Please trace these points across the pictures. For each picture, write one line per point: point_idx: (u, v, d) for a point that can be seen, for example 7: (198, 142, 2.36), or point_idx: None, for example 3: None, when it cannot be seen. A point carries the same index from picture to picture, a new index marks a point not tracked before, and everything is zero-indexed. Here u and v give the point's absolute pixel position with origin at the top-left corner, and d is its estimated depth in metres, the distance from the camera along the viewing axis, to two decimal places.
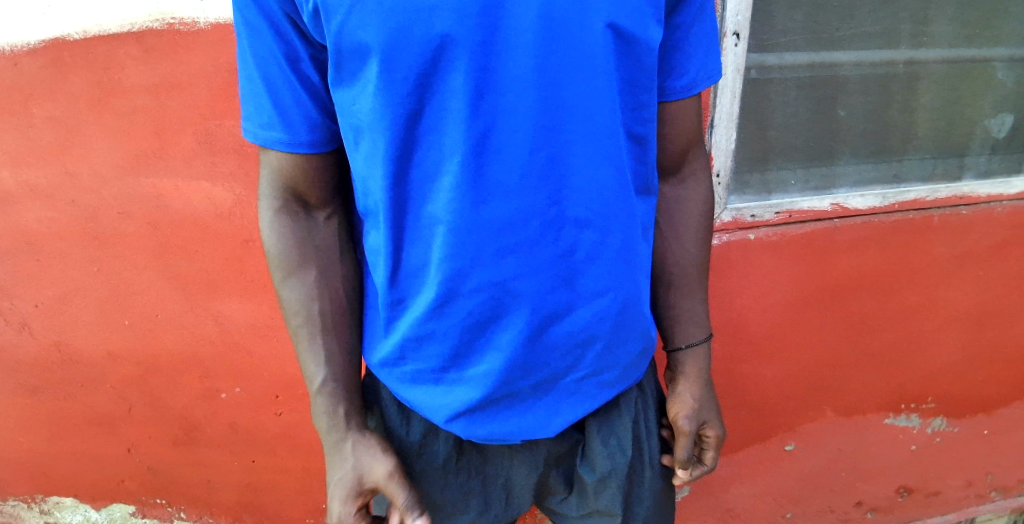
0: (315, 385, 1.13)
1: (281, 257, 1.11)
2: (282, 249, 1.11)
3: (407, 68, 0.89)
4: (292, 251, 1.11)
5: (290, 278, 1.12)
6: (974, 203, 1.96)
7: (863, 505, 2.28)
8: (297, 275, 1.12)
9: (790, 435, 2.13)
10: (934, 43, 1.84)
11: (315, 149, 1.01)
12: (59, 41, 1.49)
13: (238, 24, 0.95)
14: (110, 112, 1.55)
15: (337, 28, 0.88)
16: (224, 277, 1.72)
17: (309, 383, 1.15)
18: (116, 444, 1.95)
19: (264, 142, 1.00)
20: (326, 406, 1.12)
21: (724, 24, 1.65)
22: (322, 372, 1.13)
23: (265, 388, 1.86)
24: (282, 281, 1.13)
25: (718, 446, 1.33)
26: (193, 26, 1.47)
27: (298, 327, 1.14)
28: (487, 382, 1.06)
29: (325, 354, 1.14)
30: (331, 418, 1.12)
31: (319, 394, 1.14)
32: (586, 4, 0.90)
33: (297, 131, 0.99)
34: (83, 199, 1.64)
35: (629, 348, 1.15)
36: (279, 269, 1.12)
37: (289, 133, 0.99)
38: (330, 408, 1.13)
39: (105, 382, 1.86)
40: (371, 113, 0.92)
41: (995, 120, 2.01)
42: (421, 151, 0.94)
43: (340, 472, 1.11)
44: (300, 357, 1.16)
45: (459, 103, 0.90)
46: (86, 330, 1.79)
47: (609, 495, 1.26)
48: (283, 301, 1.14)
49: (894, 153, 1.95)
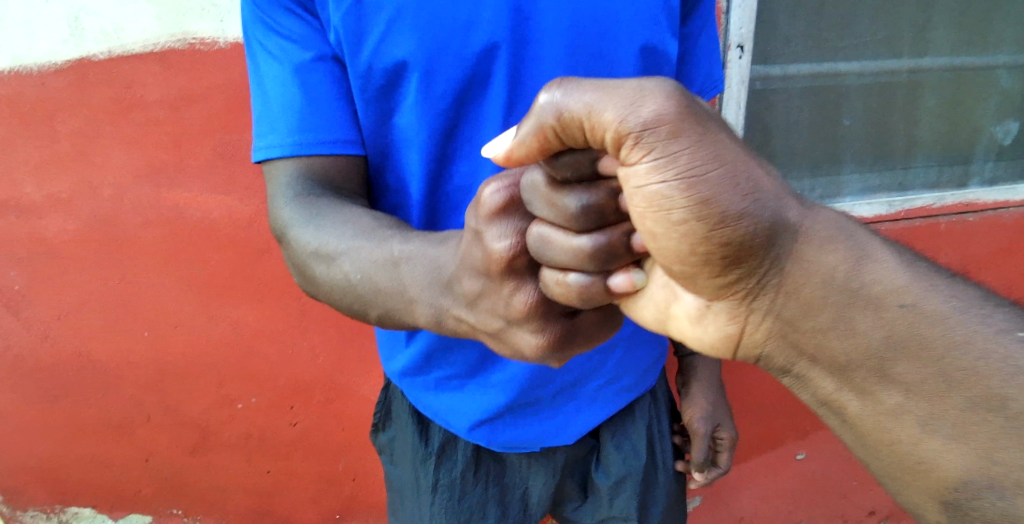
0: (394, 246, 0.89)
1: (309, 219, 0.96)
2: (307, 213, 0.97)
3: (445, 86, 1.03)
4: (318, 204, 0.98)
5: (326, 223, 0.95)
6: (980, 210, 1.96)
7: (876, 514, 2.29)
8: (331, 213, 0.96)
9: (800, 443, 2.13)
10: (936, 51, 1.87)
11: (335, 148, 1.02)
12: (83, 60, 1.53)
13: (272, 52, 1.03)
14: (132, 127, 1.59)
15: (372, 49, 1.00)
16: (239, 288, 1.75)
17: (387, 271, 0.88)
18: (133, 453, 1.97)
19: (283, 144, 1.01)
20: (413, 250, 0.87)
21: (729, 37, 1.67)
22: (390, 237, 0.91)
23: (279, 397, 1.89)
24: (318, 232, 0.94)
25: (732, 447, 1.38)
26: (213, 45, 1.52)
27: (353, 238, 0.92)
28: (511, 387, 1.09)
29: (392, 228, 0.93)
30: (426, 249, 0.86)
31: (399, 263, 0.88)
32: (611, 29, 1.07)
33: (323, 131, 1.01)
34: (103, 212, 1.68)
35: (645, 354, 1.20)
36: (308, 231, 0.95)
37: (323, 136, 1.01)
38: (420, 248, 0.87)
39: (124, 391, 1.89)
40: (409, 128, 1.05)
41: (1000, 127, 2.02)
42: (456, 162, 1.09)
43: (469, 249, 0.79)
44: (368, 273, 0.90)
45: (494, 117, 1.06)
46: (106, 339, 1.83)
47: (625, 499, 1.26)
48: (327, 244, 0.93)
49: (899, 160, 1.98)
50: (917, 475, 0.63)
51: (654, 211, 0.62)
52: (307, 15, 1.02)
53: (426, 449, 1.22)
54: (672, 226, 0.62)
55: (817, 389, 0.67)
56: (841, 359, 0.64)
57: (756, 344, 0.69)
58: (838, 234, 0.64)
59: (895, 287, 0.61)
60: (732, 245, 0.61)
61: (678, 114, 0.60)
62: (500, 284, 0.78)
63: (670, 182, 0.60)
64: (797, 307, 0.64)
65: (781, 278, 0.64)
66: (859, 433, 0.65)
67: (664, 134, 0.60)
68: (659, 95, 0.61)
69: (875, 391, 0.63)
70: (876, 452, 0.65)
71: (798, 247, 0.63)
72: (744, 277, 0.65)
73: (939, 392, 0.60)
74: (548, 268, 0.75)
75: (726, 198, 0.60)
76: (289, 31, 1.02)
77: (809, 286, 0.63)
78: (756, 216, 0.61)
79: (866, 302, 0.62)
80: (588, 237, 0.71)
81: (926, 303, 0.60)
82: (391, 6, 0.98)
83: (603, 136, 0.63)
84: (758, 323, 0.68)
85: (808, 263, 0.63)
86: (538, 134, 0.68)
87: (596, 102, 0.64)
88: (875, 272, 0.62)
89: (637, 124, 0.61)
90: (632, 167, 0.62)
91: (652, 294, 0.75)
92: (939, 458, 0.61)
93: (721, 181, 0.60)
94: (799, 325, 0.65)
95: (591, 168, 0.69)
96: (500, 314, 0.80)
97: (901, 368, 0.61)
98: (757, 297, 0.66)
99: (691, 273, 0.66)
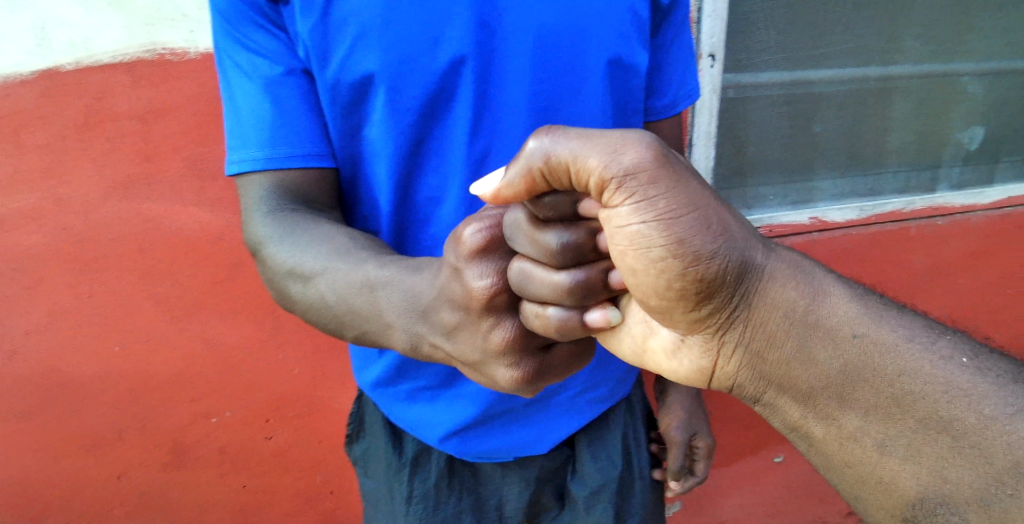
0: (372, 273, 0.89)
1: (285, 238, 0.95)
2: (282, 231, 0.96)
3: (412, 100, 1.03)
4: (295, 220, 0.97)
5: (303, 242, 0.94)
6: (949, 213, 2.02)
7: (853, 515, 2.33)
8: (307, 231, 0.95)
9: (778, 448, 2.15)
10: (904, 60, 1.91)
11: (307, 161, 1.02)
12: (50, 72, 1.51)
13: (241, 65, 1.02)
14: (102, 139, 1.56)
15: (339, 63, 1.00)
16: (214, 300, 1.75)
17: (366, 298, 0.89)
18: (105, 472, 1.93)
19: (255, 156, 1.01)
20: (391, 278, 0.87)
21: (700, 46, 1.70)
22: (369, 260, 0.90)
23: (256, 410, 1.88)
24: (295, 252, 0.94)
25: (709, 456, 1.39)
26: (184, 55, 1.53)
27: (331, 258, 0.92)
28: (480, 399, 1.10)
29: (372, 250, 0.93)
30: (404, 277, 0.87)
31: (377, 291, 0.88)
32: (578, 42, 1.08)
33: (295, 143, 1.01)
34: (72, 226, 1.64)
35: (618, 364, 1.21)
36: (286, 251, 0.95)
37: (295, 148, 1.01)
38: (398, 276, 0.87)
39: (94, 409, 1.85)
40: (378, 142, 1.05)
41: (966, 132, 2.08)
42: (425, 176, 1.09)
43: (448, 282, 0.82)
44: (347, 299, 0.90)
45: (461, 130, 1.06)
46: (77, 356, 1.77)
47: (600, 509, 1.26)
48: (304, 264, 0.93)
49: (870, 166, 2.02)
50: (880, 491, 0.71)
51: (635, 249, 0.70)
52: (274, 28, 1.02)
53: (399, 459, 1.21)
54: (651, 263, 0.70)
55: (786, 415, 0.75)
56: (807, 387, 0.72)
57: (728, 374, 0.78)
58: (797, 275, 0.73)
59: (849, 321, 0.70)
60: (705, 282, 0.70)
61: (655, 162, 0.68)
62: (478, 320, 0.81)
63: (649, 223, 0.68)
64: (763, 337, 0.73)
65: (750, 312, 0.73)
66: (827, 457, 0.73)
67: (643, 181, 0.68)
68: (639, 144, 0.68)
69: (836, 416, 0.71)
70: (843, 474, 0.73)
71: (763, 286, 0.72)
72: (714, 310, 0.73)
73: (892, 413, 0.69)
74: (529, 302, 0.79)
75: (699, 240, 0.68)
76: (257, 43, 1.01)
77: (775, 320, 0.72)
78: (726, 256, 0.70)
79: (824, 335, 0.71)
80: (568, 273, 0.76)
81: (875, 334, 0.70)
82: (357, 21, 0.99)
83: (588, 180, 0.70)
84: (730, 354, 0.76)
85: (773, 300, 0.72)
86: (525, 177, 0.73)
87: (581, 149, 0.70)
88: (831, 307, 0.71)
89: (618, 171, 0.68)
90: (614, 209, 0.70)
91: (630, 329, 0.83)
92: (896, 475, 0.69)
93: (695, 225, 0.68)
94: (768, 355, 0.74)
95: (573, 210, 0.75)
96: (478, 347, 0.83)
97: (858, 394, 0.70)
98: (729, 329, 0.75)
99: (667, 307, 0.74)
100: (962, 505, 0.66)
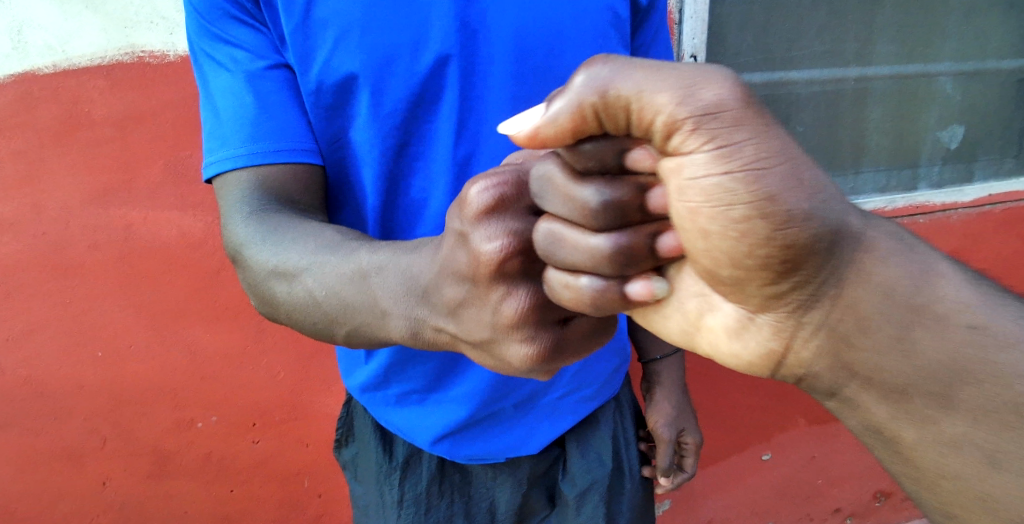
0: (363, 261, 0.87)
1: (269, 239, 0.93)
2: (266, 231, 0.94)
3: (395, 102, 1.03)
4: (277, 219, 0.95)
5: (290, 239, 0.93)
6: (929, 211, 2.02)
7: (841, 511, 2.34)
8: (292, 231, 0.94)
9: (765, 446, 2.17)
10: (880, 61, 1.94)
11: (292, 158, 1.01)
12: (26, 75, 1.48)
13: (221, 62, 1.01)
14: (80, 143, 1.54)
15: (322, 62, 1.00)
16: (196, 307, 1.72)
17: (362, 288, 0.86)
18: (87, 482, 1.89)
19: (238, 152, 0.99)
20: (384, 264, 0.85)
21: (681, 48, 1.71)
22: (358, 251, 0.88)
23: (241, 416, 1.86)
24: (280, 252, 0.92)
25: (697, 452, 1.40)
26: (163, 59, 1.52)
27: (317, 253, 0.90)
28: (470, 402, 1.10)
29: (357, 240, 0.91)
30: (398, 262, 0.84)
31: (372, 280, 0.85)
32: (560, 42, 1.08)
33: (280, 139, 1.00)
34: (50, 233, 1.61)
35: (606, 363, 1.21)
36: (272, 251, 0.93)
37: (280, 144, 1.00)
38: (392, 262, 0.85)
39: (74, 418, 1.81)
40: (362, 143, 1.05)
41: (945, 131, 2.11)
42: (410, 179, 1.08)
43: (449, 257, 0.78)
44: (341, 292, 0.87)
45: (446, 131, 1.06)
46: (55, 364, 1.74)
47: (591, 508, 1.26)
48: (290, 264, 0.91)
49: (849, 167, 2.04)
50: (973, 505, 0.63)
51: (712, 205, 0.61)
52: (255, 25, 1.01)
53: (390, 463, 1.20)
54: (732, 223, 0.61)
55: (866, 414, 0.67)
56: (901, 383, 0.63)
57: (801, 363, 0.68)
58: (900, 247, 0.63)
59: (961, 307, 0.62)
60: (793, 249, 0.60)
61: (742, 102, 0.59)
62: (487, 292, 0.76)
63: (734, 173, 0.59)
64: (854, 323, 0.64)
65: (840, 290, 0.63)
66: (912, 464, 0.66)
67: (727, 122, 0.59)
68: (719, 79, 0.60)
69: (937, 419, 0.63)
70: (929, 484, 0.66)
71: (864, 265, 0.62)
72: (798, 286, 0.63)
73: (1007, 422, 0.60)
74: (557, 271, 0.73)
75: (792, 197, 0.58)
76: (239, 41, 1.01)
77: (871, 302, 0.63)
78: (822, 220, 0.60)
79: (930, 321, 0.62)
80: (607, 238, 0.69)
81: (994, 326, 0.61)
82: (339, 22, 0.99)
83: (653, 120, 0.61)
84: (808, 340, 0.67)
85: (872, 277, 0.62)
86: (575, 113, 0.65)
87: (647, 83, 0.61)
88: (942, 290, 0.63)
89: (697, 109, 0.59)
90: (687, 156, 0.61)
91: (683, 305, 0.74)
92: (996, 486, 0.62)
93: (787, 177, 0.59)
94: (856, 343, 0.64)
95: (617, 160, 0.68)
96: (487, 324, 0.77)
97: (966, 396, 0.61)
98: (811, 311, 0.65)
99: (741, 279, 0.65)
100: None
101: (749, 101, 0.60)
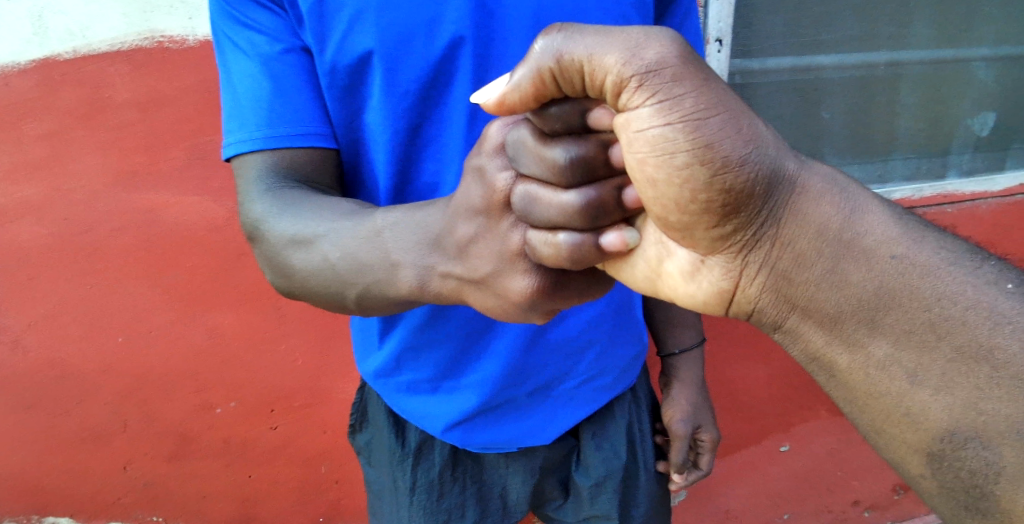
0: (375, 220, 0.87)
1: (284, 214, 0.93)
2: (280, 206, 0.94)
3: (409, 83, 1.02)
4: (291, 193, 0.96)
5: (303, 211, 0.92)
6: (958, 201, 1.96)
7: (858, 503, 2.29)
8: (305, 205, 0.93)
9: (784, 436, 2.14)
10: (912, 45, 1.88)
11: (305, 144, 1.00)
12: (49, 61, 1.50)
13: (240, 46, 1.01)
14: (101, 129, 1.56)
15: (337, 44, 0.99)
16: (216, 291, 1.74)
17: (376, 246, 0.85)
18: (111, 462, 1.94)
19: (249, 139, 0.99)
20: (394, 219, 0.85)
21: (707, 30, 1.67)
22: (369, 215, 0.88)
23: (260, 400, 1.88)
24: (296, 223, 0.92)
25: (713, 449, 1.38)
26: (183, 43, 1.51)
27: (330, 223, 0.90)
28: (484, 387, 1.09)
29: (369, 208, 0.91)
30: (409, 216, 0.84)
31: (385, 236, 0.85)
32: (581, 23, 1.06)
33: (294, 126, 0.99)
34: (73, 217, 1.63)
35: (623, 352, 1.19)
36: (288, 225, 0.92)
37: (291, 130, 0.99)
38: (402, 217, 0.85)
39: (99, 400, 1.85)
40: (376, 125, 1.04)
41: (977, 118, 2.04)
42: (422, 161, 1.07)
43: (460, 203, 0.78)
44: (358, 254, 0.87)
45: (460, 115, 1.04)
46: (80, 347, 1.78)
47: (605, 500, 1.26)
48: (306, 236, 0.91)
49: (878, 154, 1.99)
50: (905, 426, 0.62)
51: (656, 155, 0.61)
52: (273, 8, 1.00)
53: (402, 450, 1.20)
54: (675, 171, 0.60)
55: (807, 344, 0.66)
56: (832, 312, 0.63)
57: (749, 299, 0.68)
58: (834, 188, 0.64)
59: (886, 240, 0.61)
60: (733, 193, 0.61)
61: (679, 56, 0.60)
62: (498, 221, 0.75)
63: (674, 124, 0.59)
64: (792, 258, 0.64)
65: (777, 230, 0.64)
66: (849, 388, 0.65)
67: (667, 77, 0.59)
68: (663, 38, 0.60)
69: (864, 342, 0.62)
70: (870, 410, 0.64)
71: (793, 199, 0.63)
72: (741, 228, 0.64)
73: (929, 343, 0.60)
74: (535, 229, 0.73)
75: (729, 145, 0.59)
76: (256, 25, 1.00)
77: (802, 234, 0.63)
78: (757, 164, 0.60)
79: (858, 254, 0.62)
80: (576, 192, 0.70)
81: (917, 255, 0.61)
82: (355, 3, 0.98)
83: (604, 81, 0.62)
84: (753, 277, 0.67)
85: (805, 217, 0.63)
86: (535, 79, 0.67)
87: (598, 46, 0.62)
88: (868, 223, 0.62)
89: (640, 67, 0.60)
90: (632, 111, 0.61)
91: (645, 252, 0.73)
92: (926, 404, 0.60)
93: (727, 125, 0.59)
94: (796, 277, 0.65)
95: (581, 122, 0.69)
96: (494, 256, 0.77)
97: (892, 321, 0.61)
98: (753, 251, 0.65)
99: (688, 224, 0.64)
100: (997, 441, 0.58)
101: (689, 54, 0.61)
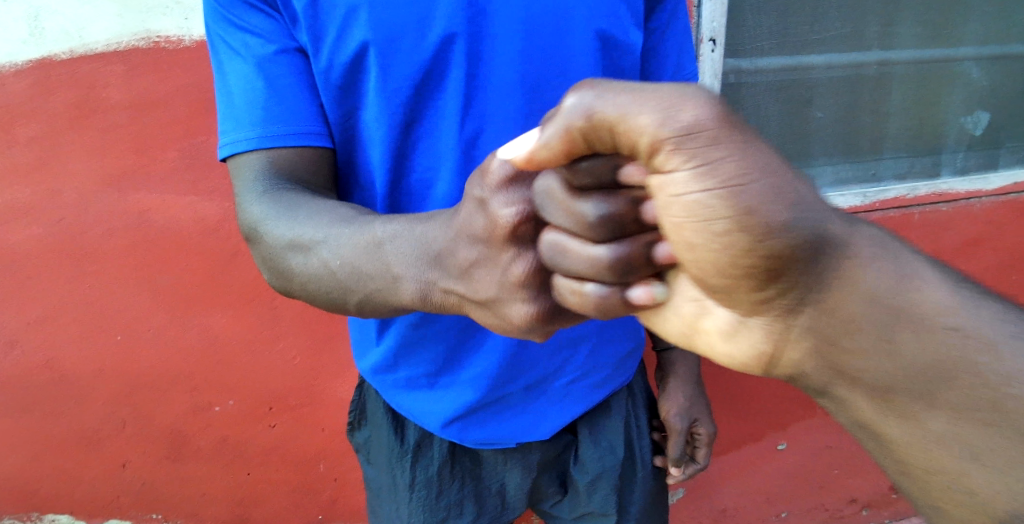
0: (374, 231, 0.87)
1: (285, 219, 0.93)
2: (280, 211, 0.94)
3: (402, 79, 1.02)
4: (291, 197, 0.96)
5: (304, 216, 0.93)
6: (952, 199, 1.97)
7: (856, 502, 2.31)
8: (305, 211, 0.93)
9: (780, 435, 2.15)
10: (903, 44, 1.90)
11: (300, 142, 1.00)
12: (44, 61, 1.50)
13: (234, 47, 1.01)
14: (96, 129, 1.56)
15: (332, 42, 1.00)
16: (211, 292, 1.74)
17: (374, 257, 0.86)
18: (108, 463, 1.93)
19: (243, 137, 0.99)
20: (394, 232, 0.85)
21: (700, 31, 1.69)
22: (368, 225, 0.88)
23: (256, 401, 1.88)
24: (295, 229, 0.92)
25: (709, 443, 1.39)
26: (178, 44, 1.51)
27: (330, 232, 0.90)
28: (479, 383, 1.10)
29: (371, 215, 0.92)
30: (410, 229, 0.84)
31: (384, 248, 0.85)
32: (572, 19, 1.07)
33: (289, 123, 1.00)
34: (68, 217, 1.63)
35: (616, 348, 1.20)
36: (287, 231, 0.92)
37: (287, 128, 0.99)
38: (401, 231, 0.85)
39: (95, 400, 1.85)
40: (371, 122, 1.05)
41: (970, 117, 2.05)
42: (416, 156, 1.08)
43: (461, 222, 0.78)
44: (355, 265, 0.87)
45: (453, 110, 1.05)
46: (75, 348, 1.78)
47: (601, 496, 1.27)
48: (303, 242, 0.91)
49: (871, 153, 2.00)
50: (961, 504, 0.63)
51: (693, 221, 0.62)
52: (268, 9, 1.01)
53: (400, 447, 1.21)
54: (713, 237, 0.61)
55: (856, 410, 0.67)
56: (885, 382, 0.64)
57: (792, 363, 0.68)
58: (886, 253, 0.63)
59: (941, 310, 0.62)
60: (776, 259, 0.60)
61: (718, 120, 0.59)
62: (499, 253, 0.76)
63: (712, 190, 0.59)
64: (840, 325, 0.64)
65: (822, 295, 0.63)
66: (896, 456, 0.66)
67: (704, 141, 0.59)
68: (699, 98, 0.60)
69: (918, 416, 0.63)
70: (919, 482, 0.66)
71: (841, 262, 0.62)
72: (782, 293, 0.63)
73: (985, 419, 0.60)
74: (564, 277, 0.74)
75: (769, 210, 0.59)
76: (250, 25, 1.01)
77: (848, 301, 0.63)
78: (800, 228, 0.59)
79: (913, 324, 0.62)
80: (607, 248, 0.70)
81: (973, 327, 0.61)
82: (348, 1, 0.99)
83: (638, 142, 0.61)
84: (796, 340, 0.66)
85: (852, 282, 0.62)
86: (564, 137, 0.66)
87: (630, 105, 0.62)
88: (921, 293, 0.62)
89: (675, 130, 0.59)
90: (667, 175, 0.61)
91: (679, 307, 0.73)
92: (979, 484, 0.62)
93: (765, 192, 0.58)
94: (841, 342, 0.64)
95: (612, 178, 0.68)
96: (496, 283, 0.78)
97: (948, 398, 0.62)
98: (795, 314, 0.65)
99: (728, 286, 0.65)
100: None
101: (729, 116, 0.60)
